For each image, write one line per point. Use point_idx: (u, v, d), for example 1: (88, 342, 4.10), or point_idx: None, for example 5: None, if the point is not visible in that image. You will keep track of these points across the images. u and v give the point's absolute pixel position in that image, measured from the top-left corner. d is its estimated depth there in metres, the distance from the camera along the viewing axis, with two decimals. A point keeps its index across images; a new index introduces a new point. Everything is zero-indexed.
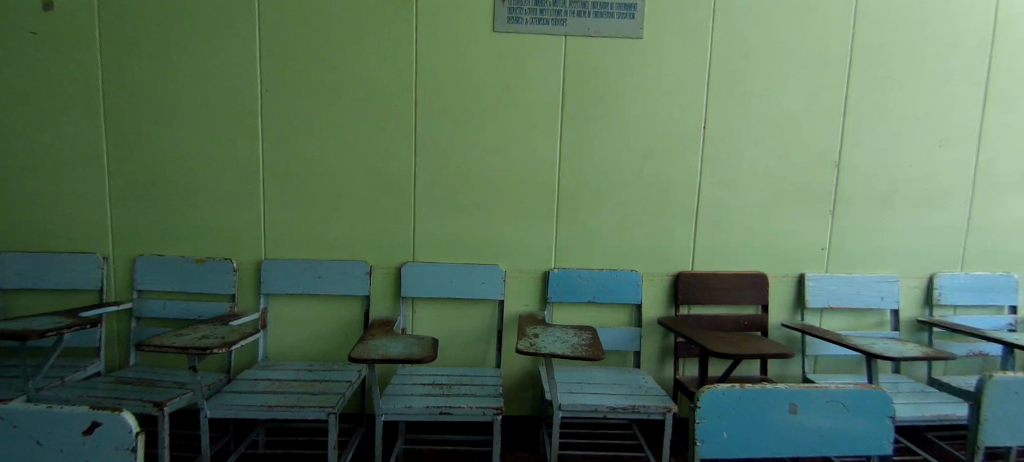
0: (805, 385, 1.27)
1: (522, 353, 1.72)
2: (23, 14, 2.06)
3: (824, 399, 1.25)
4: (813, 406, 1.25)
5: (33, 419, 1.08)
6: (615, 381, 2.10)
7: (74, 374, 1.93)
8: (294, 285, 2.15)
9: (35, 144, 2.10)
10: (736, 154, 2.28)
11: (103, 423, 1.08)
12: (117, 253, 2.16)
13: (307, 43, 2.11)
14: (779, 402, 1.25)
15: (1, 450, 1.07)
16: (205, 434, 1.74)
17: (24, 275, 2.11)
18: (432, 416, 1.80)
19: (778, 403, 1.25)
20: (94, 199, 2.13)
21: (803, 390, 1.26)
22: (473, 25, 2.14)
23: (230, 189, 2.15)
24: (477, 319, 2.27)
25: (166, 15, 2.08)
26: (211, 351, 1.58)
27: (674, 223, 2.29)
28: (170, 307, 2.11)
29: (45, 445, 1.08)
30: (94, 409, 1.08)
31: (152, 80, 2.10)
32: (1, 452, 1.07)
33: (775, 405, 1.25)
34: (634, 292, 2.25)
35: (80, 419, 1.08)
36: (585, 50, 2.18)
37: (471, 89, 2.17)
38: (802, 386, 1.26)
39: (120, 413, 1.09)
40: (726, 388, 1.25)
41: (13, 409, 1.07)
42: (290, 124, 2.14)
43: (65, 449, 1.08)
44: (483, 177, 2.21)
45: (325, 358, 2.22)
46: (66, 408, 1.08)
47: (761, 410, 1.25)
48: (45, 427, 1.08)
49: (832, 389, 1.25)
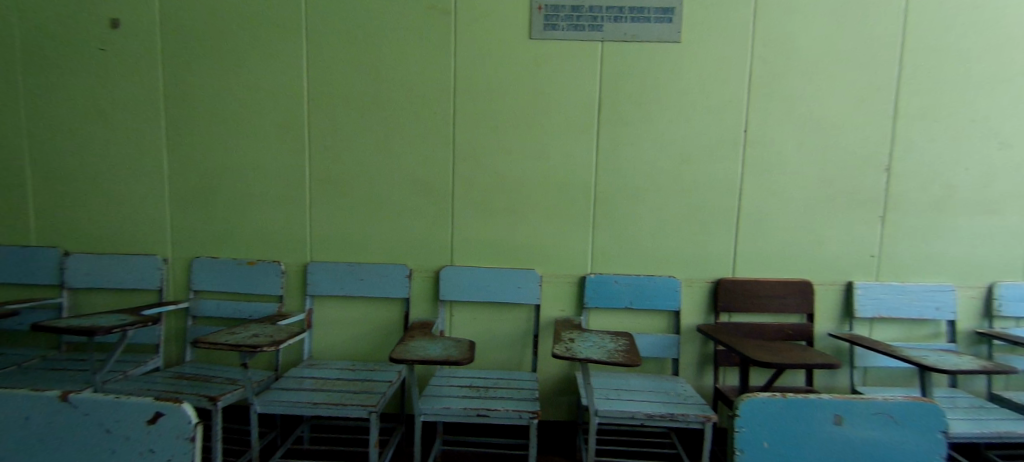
0: (848, 396, 1.23)
1: (557, 357, 1.75)
2: (94, 33, 2.21)
3: (869, 411, 1.21)
4: (858, 418, 1.21)
5: (103, 410, 1.16)
6: (651, 388, 2.08)
7: (136, 368, 2.05)
8: (338, 287, 2.22)
9: (103, 152, 2.26)
10: (778, 157, 2.23)
11: (166, 413, 1.16)
12: (174, 254, 2.28)
13: (350, 52, 2.19)
14: (822, 413, 1.22)
15: (77, 435, 1.16)
16: (254, 428, 1.82)
17: (91, 275, 2.25)
18: (469, 417, 1.84)
19: (821, 414, 1.21)
20: (155, 203, 2.27)
21: (847, 401, 1.22)
22: (509, 33, 2.18)
23: (278, 194, 2.25)
24: (514, 323, 2.28)
25: (220, 29, 2.19)
26: (261, 349, 1.67)
27: (714, 228, 2.25)
28: (223, 307, 2.21)
29: (113, 432, 1.16)
30: (158, 400, 1.16)
31: (209, 91, 2.22)
32: (76, 437, 1.16)
33: (820, 416, 1.21)
34: (671, 298, 2.22)
35: (146, 408, 1.15)
36: (621, 54, 2.18)
37: (506, 94, 2.20)
38: (845, 397, 1.23)
39: (181, 404, 1.16)
40: (768, 397, 1.24)
41: (87, 397, 1.16)
42: (334, 132, 2.22)
43: (132, 437, 1.16)
44: (520, 182, 2.23)
45: (368, 358, 2.28)
46: (134, 399, 1.16)
47: (805, 421, 1.21)
48: (114, 416, 1.16)
49: (877, 401, 1.21)
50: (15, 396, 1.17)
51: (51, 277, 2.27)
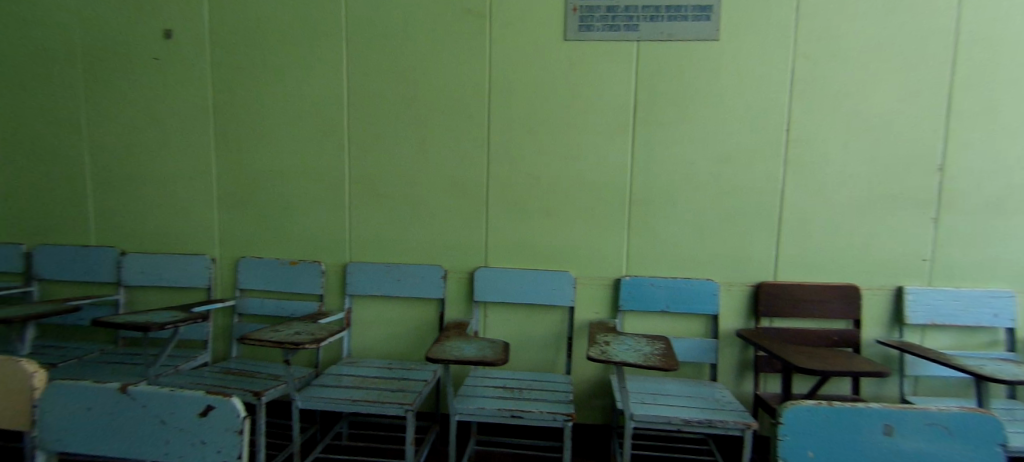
0: (899, 405, 1.17)
1: (592, 360, 1.74)
2: (149, 44, 2.33)
3: (922, 421, 1.15)
4: (910, 429, 1.14)
5: (160, 401, 1.22)
6: (689, 393, 2.04)
7: (186, 363, 2.14)
8: (375, 287, 2.27)
9: (157, 157, 2.38)
10: (823, 157, 2.15)
11: (216, 407, 1.20)
12: (221, 254, 2.38)
13: (387, 57, 2.23)
14: (871, 423, 1.16)
15: (135, 425, 1.22)
16: (296, 423, 1.88)
17: (145, 273, 2.37)
18: (503, 418, 1.85)
19: (870, 424, 1.16)
20: (204, 205, 2.37)
21: (898, 411, 1.16)
22: (544, 34, 2.17)
23: (319, 196, 2.31)
24: (548, 325, 2.27)
25: (265, 37, 2.28)
26: (303, 346, 1.72)
27: (754, 229, 2.19)
28: (266, 305, 2.29)
29: (168, 424, 1.22)
30: (208, 394, 1.21)
31: (254, 97, 2.31)
32: (135, 427, 1.23)
33: (866, 425, 1.16)
34: (710, 302, 2.17)
35: (197, 402, 1.20)
36: (657, 54, 2.15)
37: (540, 96, 2.20)
38: (896, 406, 1.17)
39: (229, 398, 1.20)
40: (814, 405, 1.19)
41: (143, 390, 1.22)
42: (372, 136, 2.27)
43: (185, 428, 1.21)
44: (554, 183, 2.23)
45: (404, 357, 2.32)
46: (187, 392, 1.21)
47: (851, 431, 1.16)
48: (169, 408, 1.21)
49: (931, 410, 1.14)
50: (81, 388, 1.25)
51: (110, 275, 2.39)
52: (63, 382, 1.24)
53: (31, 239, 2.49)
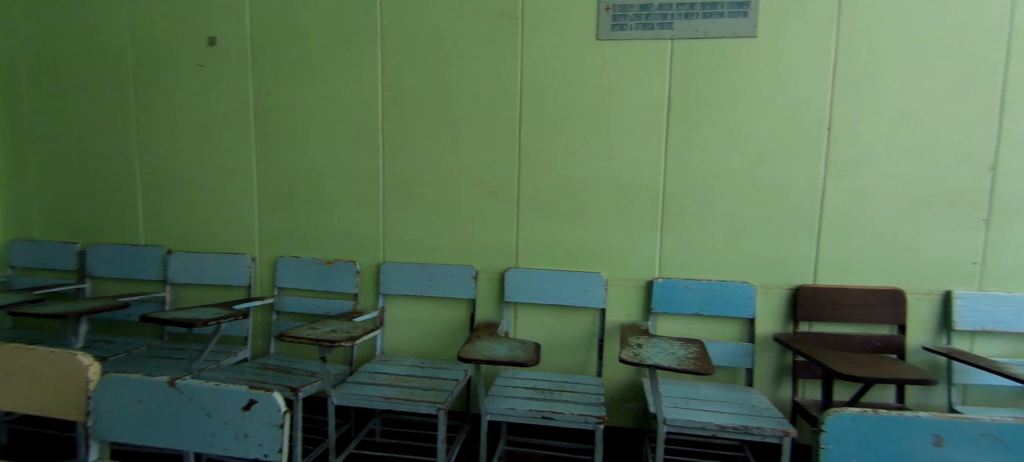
0: (950, 414, 1.09)
1: (625, 362, 1.72)
2: (194, 51, 2.42)
3: (975, 432, 1.07)
4: (961, 440, 1.07)
5: (204, 395, 1.26)
6: (723, 398, 2.00)
7: (227, 358, 2.22)
8: (408, 286, 2.30)
9: (201, 160, 2.47)
10: (866, 156, 2.07)
11: (258, 401, 1.24)
12: (261, 254, 2.45)
13: (421, 60, 2.26)
14: (918, 433, 1.09)
15: (181, 417, 1.27)
16: (332, 419, 1.92)
17: (189, 271, 2.46)
18: (534, 419, 1.84)
19: (916, 434, 1.09)
20: (245, 206, 2.45)
21: (948, 420, 1.08)
22: (576, 34, 2.16)
23: (354, 197, 2.36)
24: (579, 327, 2.26)
25: (302, 42, 2.33)
26: (338, 344, 1.77)
27: (793, 231, 2.13)
28: (303, 303, 2.35)
29: (212, 416, 1.26)
30: (252, 388, 1.25)
31: (292, 101, 2.37)
32: (181, 420, 1.27)
33: (913, 435, 1.09)
34: (746, 305, 2.11)
35: (241, 396, 1.24)
36: (692, 52, 2.12)
37: (572, 96, 2.19)
38: (946, 415, 1.09)
39: (272, 393, 1.24)
40: (858, 412, 1.13)
41: (190, 383, 1.26)
42: (405, 138, 2.30)
43: (229, 421, 1.25)
44: (586, 184, 2.21)
45: (436, 356, 2.34)
46: (231, 386, 1.25)
47: (896, 441, 1.10)
48: (213, 401, 1.26)
49: (986, 421, 1.06)
50: (130, 380, 1.30)
51: (157, 273, 2.50)
52: (113, 375, 1.29)
53: (86, 239, 2.62)
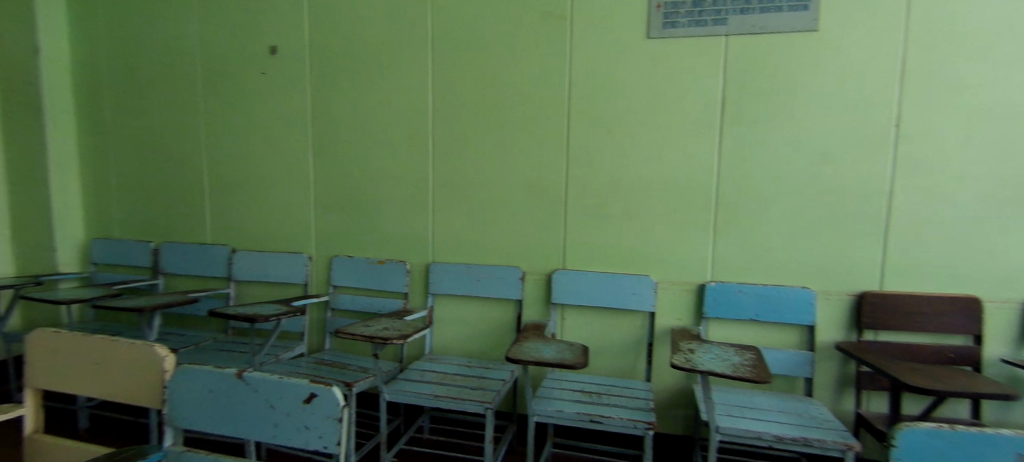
0: None
1: (676, 368, 1.67)
2: (257, 59, 2.55)
3: None
4: None
5: (269, 387, 1.29)
6: (780, 408, 1.92)
7: (286, 353, 2.32)
8: (456, 286, 2.33)
9: (263, 163, 2.59)
10: (939, 155, 1.94)
11: (319, 395, 1.25)
12: (317, 253, 2.55)
13: (470, 63, 2.29)
14: (999, 452, 0.99)
15: (248, 409, 1.30)
16: (384, 415, 1.97)
17: (250, 269, 2.58)
18: (582, 422, 1.83)
19: (998, 453, 0.99)
20: (302, 207, 2.55)
21: None
22: (627, 33, 2.13)
23: (404, 198, 2.42)
24: (628, 330, 2.23)
25: (357, 48, 2.41)
26: (391, 342, 1.81)
27: (856, 233, 2.02)
28: (356, 301, 2.42)
29: (276, 408, 1.28)
30: (313, 382, 1.26)
31: (346, 106, 2.45)
32: (248, 411, 1.30)
33: (993, 453, 0.99)
34: (806, 312, 2.02)
35: (303, 389, 1.25)
36: (748, 48, 2.05)
37: (621, 96, 2.16)
38: None
39: (332, 387, 1.24)
40: (932, 428, 1.02)
41: (256, 376, 1.29)
42: (454, 140, 2.34)
43: (291, 414, 1.27)
44: (635, 185, 2.18)
45: (484, 356, 2.37)
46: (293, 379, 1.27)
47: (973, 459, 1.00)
48: (277, 393, 1.28)
49: None
50: (201, 371, 1.34)
51: (222, 270, 2.64)
52: (185, 366, 1.33)
53: (160, 237, 2.81)
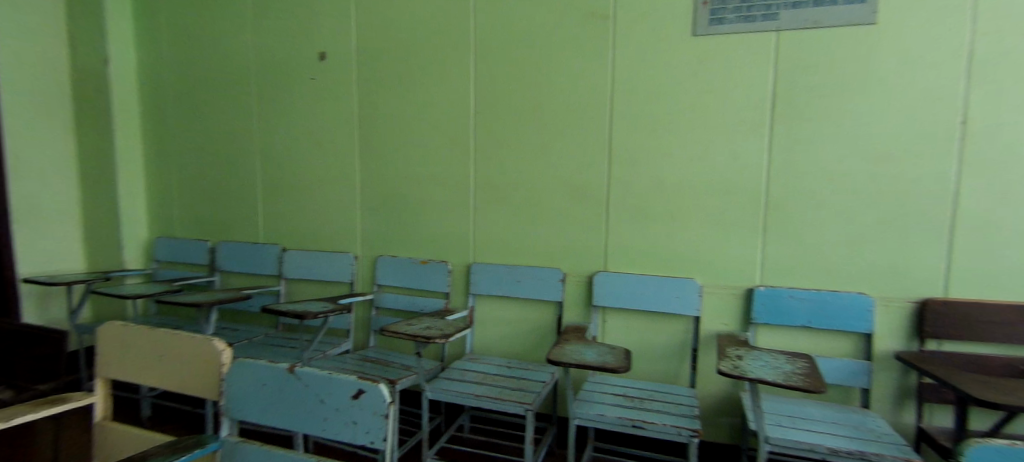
0: None
1: (724, 375, 1.62)
2: (307, 65, 2.65)
3: None
4: None
5: (319, 383, 1.31)
6: (834, 419, 1.83)
7: (332, 349, 2.39)
8: (497, 287, 2.35)
9: (312, 165, 2.69)
10: (1015, 153, 1.80)
11: (366, 391, 1.25)
12: (361, 253, 2.63)
13: (512, 65, 2.30)
14: None
15: (302, 402, 1.34)
16: (426, 413, 2.00)
17: (299, 268, 2.68)
18: (624, 427, 1.80)
19: None
20: (348, 208, 2.63)
21: None
22: (672, 31, 2.09)
23: (446, 199, 2.46)
24: (672, 334, 2.18)
25: (401, 53, 2.47)
26: (433, 341, 1.83)
27: (918, 237, 1.91)
28: (399, 301, 2.48)
29: (326, 404, 1.30)
30: (360, 378, 1.26)
31: (391, 109, 2.51)
32: (302, 404, 1.34)
33: None
34: (862, 319, 1.92)
35: (351, 385, 1.27)
36: (800, 44, 1.96)
37: (665, 96, 2.12)
38: None
39: (378, 385, 1.23)
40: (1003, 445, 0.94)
41: (308, 371, 1.32)
42: (495, 142, 2.36)
43: (340, 409, 1.28)
44: (679, 186, 2.13)
45: (524, 357, 2.37)
46: (342, 376, 1.28)
47: None
48: (327, 388, 1.30)
49: None
50: (258, 365, 1.39)
51: (273, 268, 2.75)
52: (243, 359, 1.38)
53: (216, 237, 2.96)
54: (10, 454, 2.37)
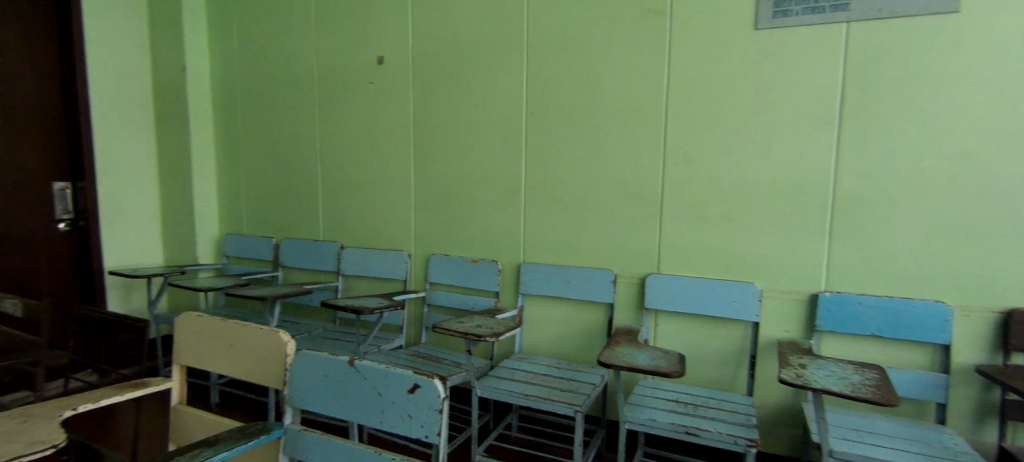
0: None
1: (786, 384, 1.54)
2: (365, 70, 2.75)
3: None
4: None
5: (377, 376, 1.33)
6: (907, 435, 1.71)
7: (386, 344, 2.47)
8: (547, 287, 2.35)
9: (368, 166, 2.80)
10: None
11: (421, 386, 1.25)
12: (414, 251, 2.70)
13: (564, 65, 2.30)
14: None
15: (360, 395, 1.36)
16: (476, 410, 2.02)
17: (355, 265, 2.78)
18: (677, 434, 1.75)
19: None
20: (402, 208, 2.72)
21: None
22: (731, 26, 2.02)
23: (497, 199, 2.48)
24: (728, 339, 2.11)
25: (455, 55, 2.52)
26: (484, 339, 1.85)
27: (1008, 244, 1.74)
28: (450, 298, 2.53)
29: (383, 396, 1.32)
30: (416, 373, 1.27)
31: (444, 111, 2.57)
32: (359, 397, 1.36)
33: None
34: (940, 329, 1.77)
35: (407, 379, 1.28)
36: (874, 35, 1.84)
37: (723, 93, 2.06)
38: None
39: (434, 380, 1.24)
40: None
41: (367, 364, 1.35)
42: (546, 142, 2.36)
43: (396, 403, 1.29)
44: (737, 186, 2.06)
45: (573, 358, 2.36)
46: (399, 369, 1.30)
47: None
48: (384, 381, 1.32)
49: None
50: (320, 357, 1.44)
51: (331, 265, 2.87)
52: (306, 351, 1.44)
53: (280, 234, 3.12)
54: (98, 431, 2.61)
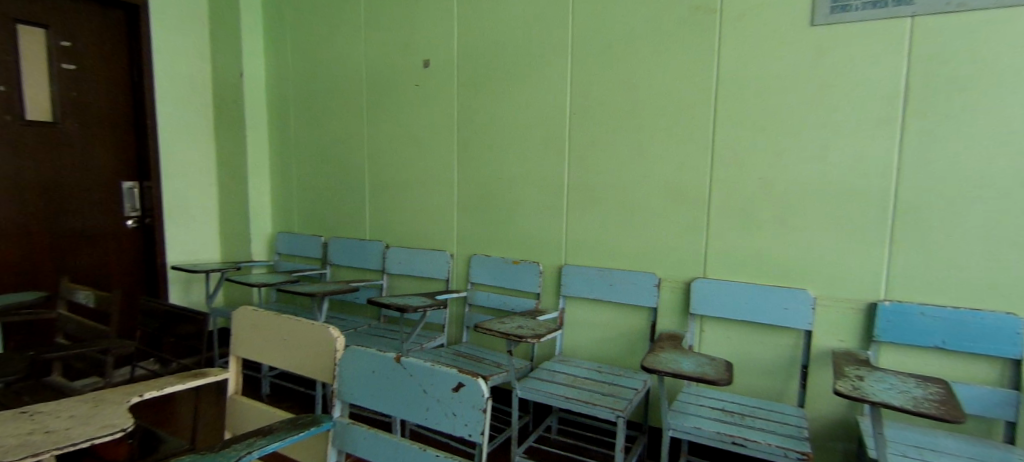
0: None
1: (841, 395, 1.48)
2: (410, 73, 2.82)
3: None
4: None
5: (422, 374, 1.36)
6: (975, 455, 1.61)
7: (429, 342, 2.52)
8: (588, 290, 2.34)
9: (412, 167, 2.87)
10: None
11: (466, 385, 1.27)
12: (456, 251, 2.75)
13: (609, 65, 2.29)
14: None
15: (406, 392, 1.39)
16: (516, 411, 2.03)
17: (399, 264, 2.86)
18: (723, 443, 1.70)
19: None
20: (445, 208, 2.77)
21: None
22: (786, 23, 1.95)
23: (538, 200, 2.50)
24: (778, 347, 2.04)
25: (499, 58, 2.55)
26: (525, 340, 1.86)
27: None
28: (491, 299, 2.56)
29: (428, 394, 1.34)
30: (461, 372, 1.29)
31: (487, 112, 2.61)
32: (406, 394, 1.39)
33: None
34: (1013, 343, 1.65)
35: (452, 378, 1.29)
36: (944, 28, 1.73)
37: (775, 93, 1.99)
38: None
39: (478, 379, 1.25)
40: None
41: (413, 362, 1.38)
42: (589, 144, 2.36)
43: (441, 400, 1.31)
44: (789, 189, 1.99)
45: (615, 362, 2.35)
46: (444, 368, 1.32)
47: None
48: (430, 379, 1.34)
49: None
50: (368, 354, 1.48)
51: (376, 263, 2.96)
52: (356, 348, 1.49)
53: (328, 233, 3.24)
54: (159, 417, 2.78)
